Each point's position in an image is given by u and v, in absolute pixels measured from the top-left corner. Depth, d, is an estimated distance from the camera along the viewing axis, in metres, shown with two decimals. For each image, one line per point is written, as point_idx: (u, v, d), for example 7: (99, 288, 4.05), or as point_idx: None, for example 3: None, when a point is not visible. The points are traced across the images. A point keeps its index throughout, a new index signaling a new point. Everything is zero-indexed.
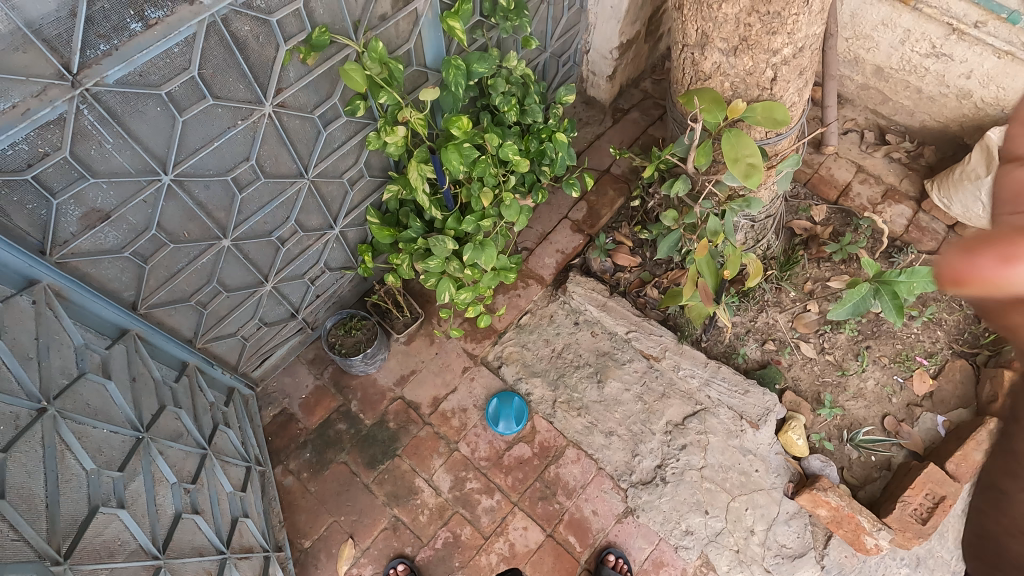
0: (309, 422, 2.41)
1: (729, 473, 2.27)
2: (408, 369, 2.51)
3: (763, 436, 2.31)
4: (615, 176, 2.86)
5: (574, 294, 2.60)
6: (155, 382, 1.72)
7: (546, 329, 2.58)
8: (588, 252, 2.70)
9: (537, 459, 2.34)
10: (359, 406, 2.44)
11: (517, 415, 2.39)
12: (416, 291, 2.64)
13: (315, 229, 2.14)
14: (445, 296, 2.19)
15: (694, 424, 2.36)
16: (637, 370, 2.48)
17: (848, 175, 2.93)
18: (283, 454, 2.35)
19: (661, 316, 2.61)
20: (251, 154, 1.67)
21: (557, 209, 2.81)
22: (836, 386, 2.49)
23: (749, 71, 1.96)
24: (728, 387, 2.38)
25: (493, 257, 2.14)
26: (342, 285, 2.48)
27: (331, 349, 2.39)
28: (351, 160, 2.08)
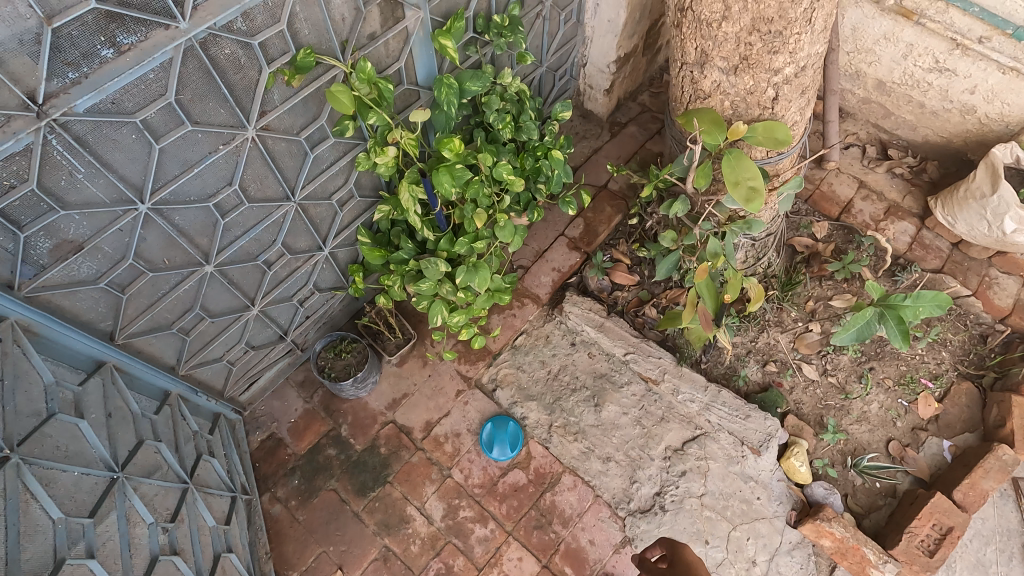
0: (297, 448, 2.34)
1: (730, 501, 2.21)
2: (400, 393, 2.44)
3: (765, 463, 2.25)
4: (612, 192, 2.80)
5: (570, 314, 2.54)
6: (135, 415, 1.65)
7: (542, 350, 2.52)
8: (585, 270, 2.64)
9: (532, 487, 2.28)
10: (350, 431, 2.37)
11: (511, 440, 2.32)
12: (409, 311, 2.58)
13: (304, 251, 2.08)
14: (437, 319, 2.13)
15: (694, 449, 2.30)
16: (635, 393, 2.42)
17: (850, 191, 2.88)
18: (271, 481, 2.28)
19: (659, 337, 2.54)
20: (234, 179, 1.61)
21: (553, 226, 2.75)
22: (839, 409, 2.43)
23: (750, 90, 1.91)
24: (729, 412, 2.31)
25: (487, 280, 2.09)
26: (332, 305, 2.42)
27: (320, 373, 2.32)
28: (341, 181, 2.02)
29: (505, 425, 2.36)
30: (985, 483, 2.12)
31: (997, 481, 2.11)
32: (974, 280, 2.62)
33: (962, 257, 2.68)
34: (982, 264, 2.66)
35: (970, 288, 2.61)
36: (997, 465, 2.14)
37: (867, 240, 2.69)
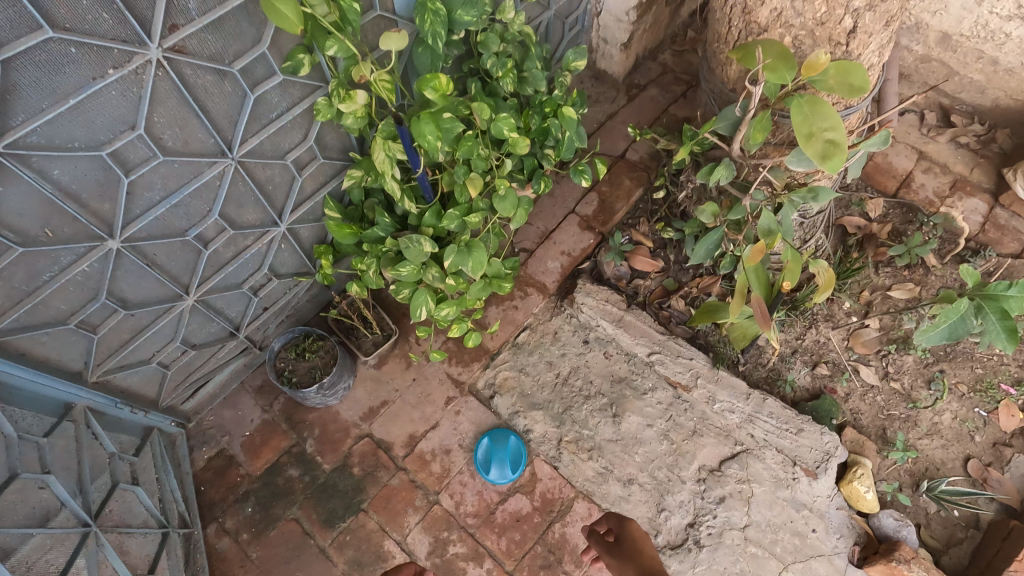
0: (252, 468, 1.93)
1: (780, 534, 1.82)
2: (378, 401, 2.03)
3: (821, 487, 1.85)
4: (631, 162, 2.38)
5: (583, 307, 2.12)
6: (8, 440, 1.24)
7: (549, 349, 2.11)
8: (600, 254, 2.23)
9: (538, 516, 1.88)
10: (317, 448, 1.96)
11: (512, 458, 1.93)
12: (389, 303, 2.16)
13: (253, 225, 1.66)
14: (420, 312, 1.71)
15: (734, 470, 1.90)
16: (661, 402, 2.01)
17: (908, 163, 2.46)
18: (219, 509, 1.87)
19: (689, 334, 2.13)
20: (138, 123, 1.18)
21: (562, 203, 2.33)
22: (905, 421, 2.03)
23: (821, 20, 1.48)
24: (778, 425, 1.91)
25: (483, 263, 1.67)
26: (297, 295, 2.00)
27: (278, 377, 1.89)
28: (298, 137, 1.59)
29: (504, 441, 1.95)
30: None
31: None
32: None
33: None
34: None
35: None
36: None
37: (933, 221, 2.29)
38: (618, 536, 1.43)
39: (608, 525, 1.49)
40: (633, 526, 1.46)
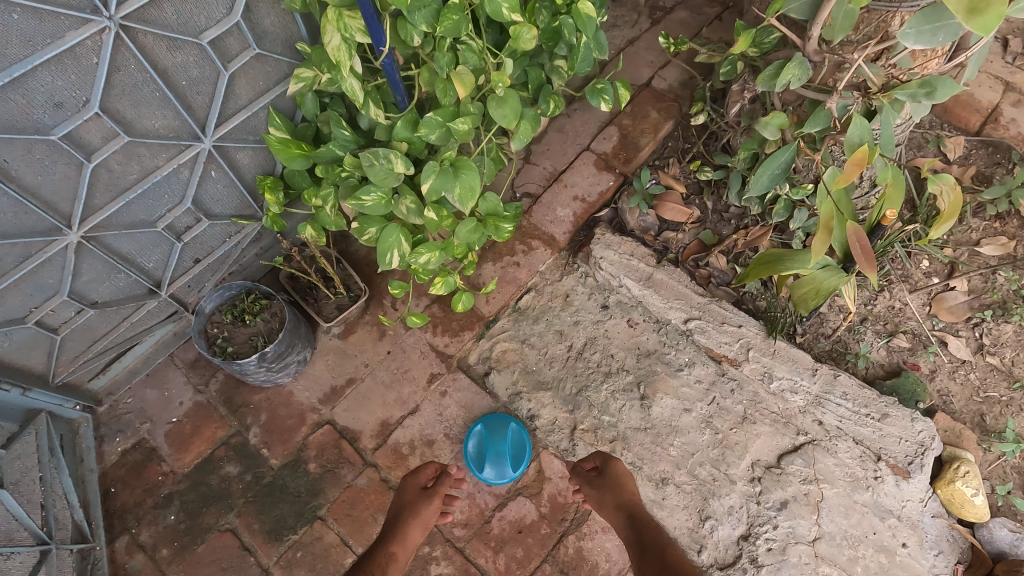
0: (178, 465, 1.50)
1: (860, 550, 1.40)
2: (343, 379, 1.60)
3: (912, 490, 1.43)
4: (658, 91, 1.94)
5: (604, 262, 1.69)
6: None
7: (558, 315, 1.68)
8: (621, 200, 1.80)
9: (545, 526, 1.46)
10: (262, 438, 1.53)
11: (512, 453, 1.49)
12: (358, 257, 1.72)
13: (162, 136, 1.22)
14: (391, 257, 1.28)
15: (798, 467, 1.48)
16: (701, 380, 1.59)
17: (993, 96, 2.02)
18: (132, 517, 1.44)
19: (734, 296, 1.70)
20: None
21: (574, 138, 1.89)
22: (1009, 406, 1.60)
23: None
24: (854, 409, 1.49)
25: (475, 190, 1.24)
26: (239, 243, 1.58)
27: (209, 347, 1.45)
28: (222, 10, 1.16)
29: (503, 430, 1.51)
30: None
31: None
32: None
33: None
34: None
35: None
36: None
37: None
38: (601, 469, 1.41)
39: (594, 460, 1.44)
40: (618, 461, 1.44)
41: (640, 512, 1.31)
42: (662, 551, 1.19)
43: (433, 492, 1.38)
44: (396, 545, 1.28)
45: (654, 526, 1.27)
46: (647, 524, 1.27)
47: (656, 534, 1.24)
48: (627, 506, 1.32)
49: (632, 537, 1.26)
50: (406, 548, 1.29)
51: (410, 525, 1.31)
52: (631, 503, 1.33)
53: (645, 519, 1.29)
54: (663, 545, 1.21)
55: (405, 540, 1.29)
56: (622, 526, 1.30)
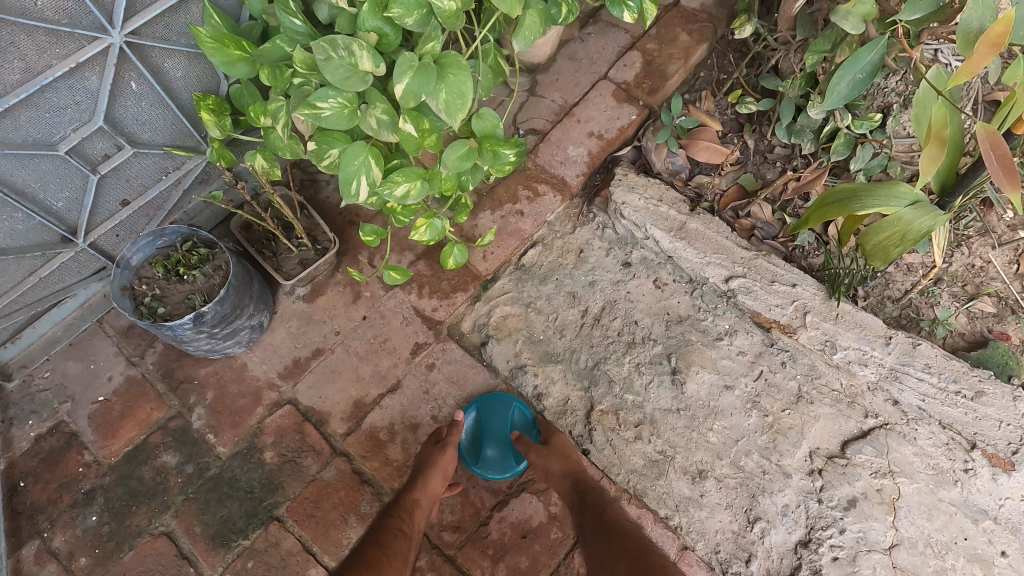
0: (103, 454, 1.22)
1: (949, 560, 1.13)
2: (307, 351, 1.31)
3: (1016, 487, 1.14)
4: (689, 10, 1.62)
5: (626, 209, 1.40)
6: None
7: (570, 274, 1.39)
8: (645, 137, 1.50)
9: (556, 530, 1.18)
10: (209, 422, 1.25)
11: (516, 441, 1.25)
12: (329, 205, 1.42)
13: (44, 20, 0.92)
14: (357, 187, 0.98)
15: (868, 458, 1.19)
16: (746, 351, 1.30)
17: None
18: (45, 518, 1.17)
19: (783, 253, 1.41)
20: None
21: (588, 66, 1.58)
22: None
23: None
24: (939, 386, 1.21)
25: (465, 95, 0.94)
26: (178, 182, 1.28)
27: (135, 309, 1.16)
28: None
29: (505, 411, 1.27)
30: None
31: None
32: None
33: None
34: None
35: None
36: None
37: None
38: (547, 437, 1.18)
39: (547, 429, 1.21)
40: (562, 431, 1.21)
41: (585, 475, 1.11)
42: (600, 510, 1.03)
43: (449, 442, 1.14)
44: (419, 492, 1.08)
45: (595, 485, 1.09)
46: (592, 486, 1.08)
47: (598, 495, 1.07)
48: (572, 472, 1.12)
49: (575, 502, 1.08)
50: (429, 495, 1.10)
51: (430, 473, 1.10)
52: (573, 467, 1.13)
53: (591, 483, 1.09)
54: (604, 505, 1.05)
55: (428, 487, 1.09)
56: (565, 493, 1.11)
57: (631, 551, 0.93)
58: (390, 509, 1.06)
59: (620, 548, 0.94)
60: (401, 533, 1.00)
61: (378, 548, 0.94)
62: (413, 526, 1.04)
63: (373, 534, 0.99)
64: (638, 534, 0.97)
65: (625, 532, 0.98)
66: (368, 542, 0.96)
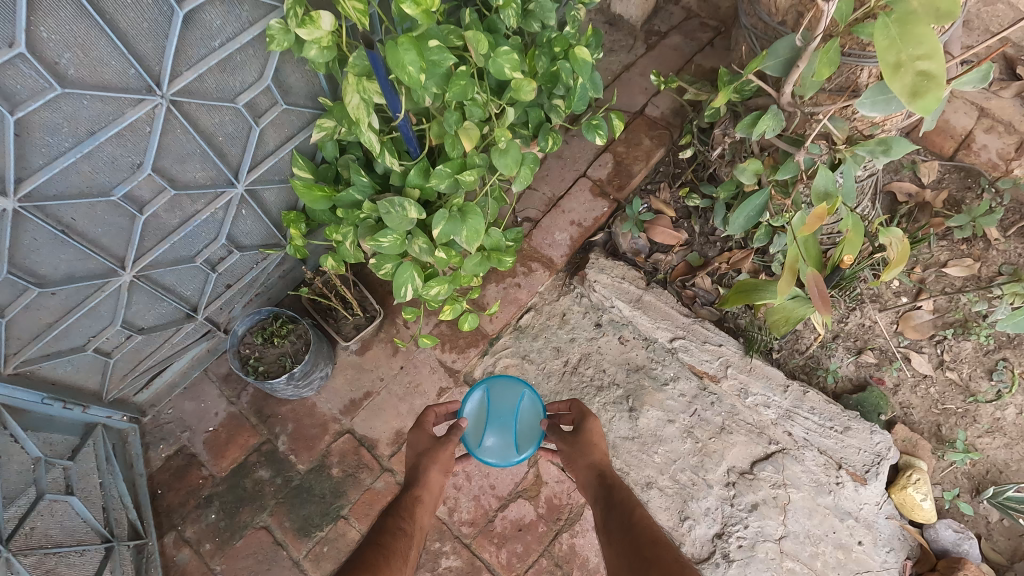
0: (216, 469, 1.68)
1: (820, 547, 1.59)
2: (361, 393, 1.77)
3: (869, 494, 1.61)
4: (651, 119, 2.07)
5: (597, 285, 1.85)
6: None
7: (555, 333, 1.85)
8: (615, 225, 1.94)
9: (542, 525, 1.64)
10: (290, 445, 1.71)
11: (518, 430, 1.51)
12: (373, 279, 1.88)
13: (202, 185, 1.36)
14: (405, 290, 1.44)
15: (768, 473, 1.65)
16: (685, 394, 1.75)
17: (967, 122, 2.15)
18: (178, 515, 1.63)
19: (716, 316, 1.86)
20: (16, 38, 0.88)
21: (572, 164, 2.03)
22: (963, 416, 1.77)
23: None
24: (820, 423, 1.66)
25: (480, 232, 1.39)
26: (265, 269, 1.73)
27: (243, 366, 1.64)
28: (254, 75, 1.29)
29: (510, 401, 1.54)
30: None
31: None
32: None
33: None
34: None
35: None
36: None
37: (980, 220, 1.92)
38: (578, 427, 1.38)
39: (568, 408, 1.46)
40: (596, 417, 1.40)
41: (610, 472, 1.26)
42: (620, 507, 1.15)
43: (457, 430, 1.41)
44: (420, 489, 1.28)
45: (623, 486, 1.21)
46: (616, 483, 1.22)
47: (626, 496, 1.17)
48: (598, 466, 1.29)
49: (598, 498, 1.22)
50: (429, 492, 1.29)
51: (428, 471, 1.31)
52: (597, 460, 1.31)
53: (616, 481, 1.23)
54: (630, 504, 1.15)
55: (427, 484, 1.28)
56: (595, 488, 1.25)
57: (660, 557, 0.96)
58: (391, 509, 1.21)
59: (649, 553, 0.98)
60: (399, 532, 1.13)
61: (376, 548, 1.05)
62: (411, 527, 1.18)
63: (374, 534, 1.11)
64: (666, 541, 1.01)
65: (655, 537, 1.03)
66: (369, 542, 1.07)
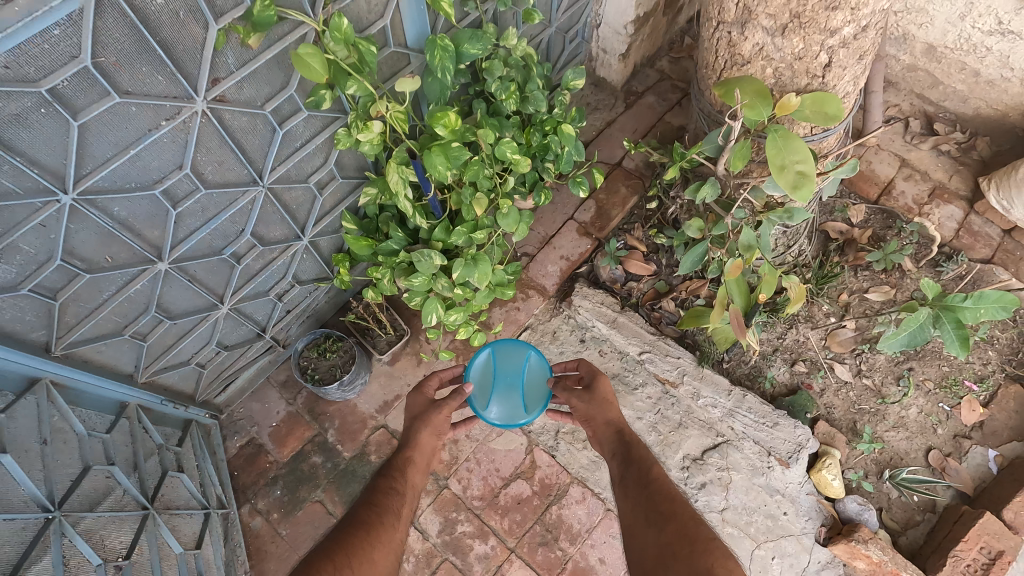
0: (280, 456, 2.13)
1: (754, 516, 2.03)
2: (392, 395, 2.22)
3: (793, 475, 2.05)
4: (627, 170, 2.53)
5: (581, 308, 2.30)
6: (78, 438, 1.44)
7: (548, 348, 2.29)
8: (596, 259, 2.38)
9: (537, 499, 2.08)
10: (337, 437, 2.16)
11: (528, 388, 1.88)
12: (400, 304, 2.32)
13: (279, 240, 1.82)
14: (431, 318, 1.87)
15: (715, 459, 2.10)
16: (651, 396, 2.20)
17: (890, 171, 2.59)
18: (251, 491, 2.09)
19: (677, 333, 2.31)
20: (185, 163, 1.33)
21: (562, 208, 2.48)
22: (875, 415, 2.21)
23: (799, 55, 1.60)
24: (755, 419, 2.10)
25: (488, 274, 1.83)
26: (317, 298, 2.17)
27: (302, 374, 2.10)
28: (320, 160, 1.74)
29: (516, 364, 1.92)
30: None
31: None
32: None
33: (1014, 246, 2.40)
34: None
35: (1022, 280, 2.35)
36: None
37: (892, 255, 2.34)
38: (591, 386, 1.73)
39: (578, 367, 1.82)
40: (606, 379, 1.75)
41: (628, 429, 1.63)
42: (637, 464, 1.50)
43: (463, 397, 1.68)
44: (412, 450, 1.61)
45: (640, 444, 1.57)
46: (632, 441, 1.58)
47: (642, 453, 1.53)
48: (616, 424, 1.65)
49: (617, 454, 1.58)
50: (422, 450, 1.62)
51: (421, 434, 1.63)
52: (613, 419, 1.66)
53: (632, 438, 1.59)
54: (646, 459, 1.51)
55: (417, 445, 1.61)
56: (615, 443, 1.61)
57: (674, 511, 1.32)
58: (385, 471, 1.55)
59: (666, 506, 1.34)
60: (392, 491, 1.48)
61: (367, 508, 1.38)
62: (403, 485, 1.52)
63: (368, 493, 1.45)
64: (678, 495, 1.37)
65: (670, 493, 1.38)
66: (361, 504, 1.41)
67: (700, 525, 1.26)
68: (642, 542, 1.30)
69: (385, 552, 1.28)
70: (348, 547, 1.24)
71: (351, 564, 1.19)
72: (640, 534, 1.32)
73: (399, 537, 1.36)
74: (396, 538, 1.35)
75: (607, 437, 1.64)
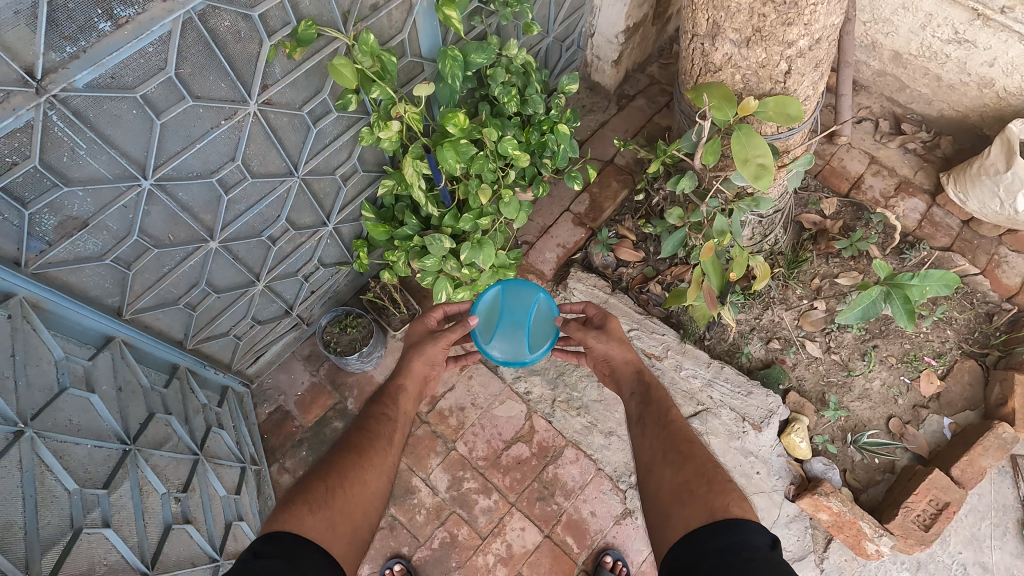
0: (304, 421, 2.38)
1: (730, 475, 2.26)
2: None
3: (765, 438, 2.29)
4: (619, 167, 2.77)
5: (574, 292, 2.55)
6: (143, 389, 1.70)
7: None
8: (590, 247, 2.62)
9: (535, 460, 2.32)
10: (356, 405, 2.40)
11: (533, 330, 2.09)
12: (413, 287, 2.57)
13: (308, 226, 2.07)
14: (441, 295, 2.11)
15: (696, 425, 2.33)
16: None
17: (860, 167, 2.83)
18: (280, 452, 2.34)
19: (663, 314, 2.54)
20: (237, 155, 1.58)
21: (559, 201, 2.72)
22: (841, 386, 2.44)
23: (762, 63, 1.84)
24: (732, 388, 2.35)
25: (492, 256, 2.08)
26: (337, 280, 2.42)
27: (326, 347, 2.34)
28: (345, 156, 1.99)
29: (524, 305, 2.12)
30: (983, 460, 2.17)
31: (995, 458, 2.16)
32: (983, 258, 2.59)
33: (972, 235, 2.63)
34: (991, 243, 2.61)
35: (978, 266, 2.58)
36: (997, 443, 2.18)
37: (858, 242, 2.53)
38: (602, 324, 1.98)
39: (589, 310, 2.04)
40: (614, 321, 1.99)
41: (646, 371, 1.83)
42: (656, 404, 1.69)
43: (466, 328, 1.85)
44: (403, 379, 1.80)
45: (659, 387, 1.75)
46: (652, 385, 1.77)
47: (660, 394, 1.72)
48: (636, 364, 1.85)
49: (636, 393, 1.77)
50: (411, 380, 1.82)
51: (411, 367, 1.82)
52: (631, 359, 1.87)
53: (649, 380, 1.78)
54: (664, 402, 1.69)
55: (409, 373, 1.81)
56: (636, 384, 1.80)
57: (689, 451, 1.49)
58: (377, 399, 1.75)
59: (681, 447, 1.52)
60: (383, 417, 1.67)
61: (359, 434, 1.58)
62: (393, 410, 1.71)
63: (363, 420, 1.66)
64: (695, 438, 1.55)
65: (687, 436, 1.56)
66: (353, 430, 1.61)
67: (715, 468, 1.42)
68: (659, 476, 1.47)
69: (376, 474, 1.50)
70: (339, 470, 1.44)
71: (342, 484, 1.40)
72: (658, 469, 1.49)
73: (390, 461, 1.58)
74: (386, 462, 1.56)
75: (629, 380, 1.83)
